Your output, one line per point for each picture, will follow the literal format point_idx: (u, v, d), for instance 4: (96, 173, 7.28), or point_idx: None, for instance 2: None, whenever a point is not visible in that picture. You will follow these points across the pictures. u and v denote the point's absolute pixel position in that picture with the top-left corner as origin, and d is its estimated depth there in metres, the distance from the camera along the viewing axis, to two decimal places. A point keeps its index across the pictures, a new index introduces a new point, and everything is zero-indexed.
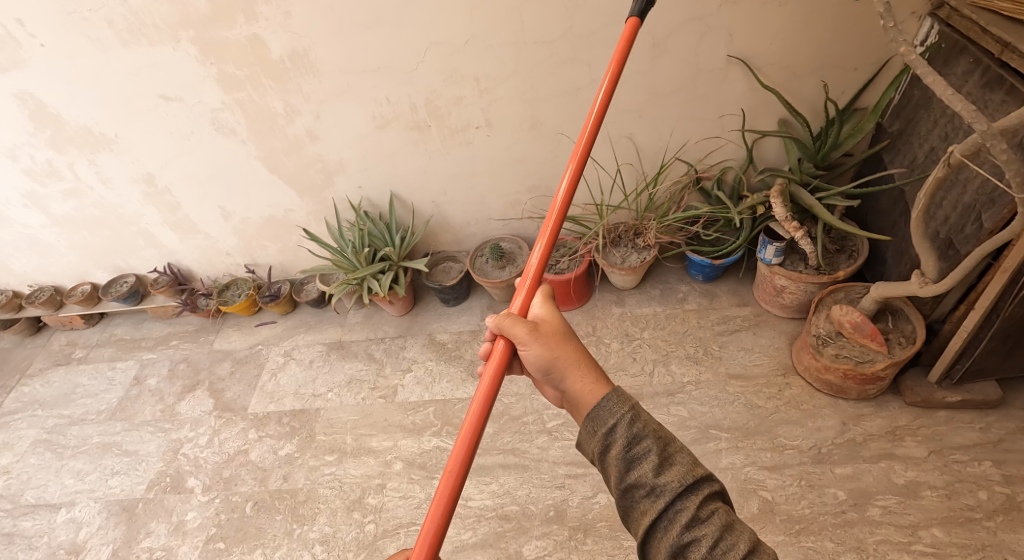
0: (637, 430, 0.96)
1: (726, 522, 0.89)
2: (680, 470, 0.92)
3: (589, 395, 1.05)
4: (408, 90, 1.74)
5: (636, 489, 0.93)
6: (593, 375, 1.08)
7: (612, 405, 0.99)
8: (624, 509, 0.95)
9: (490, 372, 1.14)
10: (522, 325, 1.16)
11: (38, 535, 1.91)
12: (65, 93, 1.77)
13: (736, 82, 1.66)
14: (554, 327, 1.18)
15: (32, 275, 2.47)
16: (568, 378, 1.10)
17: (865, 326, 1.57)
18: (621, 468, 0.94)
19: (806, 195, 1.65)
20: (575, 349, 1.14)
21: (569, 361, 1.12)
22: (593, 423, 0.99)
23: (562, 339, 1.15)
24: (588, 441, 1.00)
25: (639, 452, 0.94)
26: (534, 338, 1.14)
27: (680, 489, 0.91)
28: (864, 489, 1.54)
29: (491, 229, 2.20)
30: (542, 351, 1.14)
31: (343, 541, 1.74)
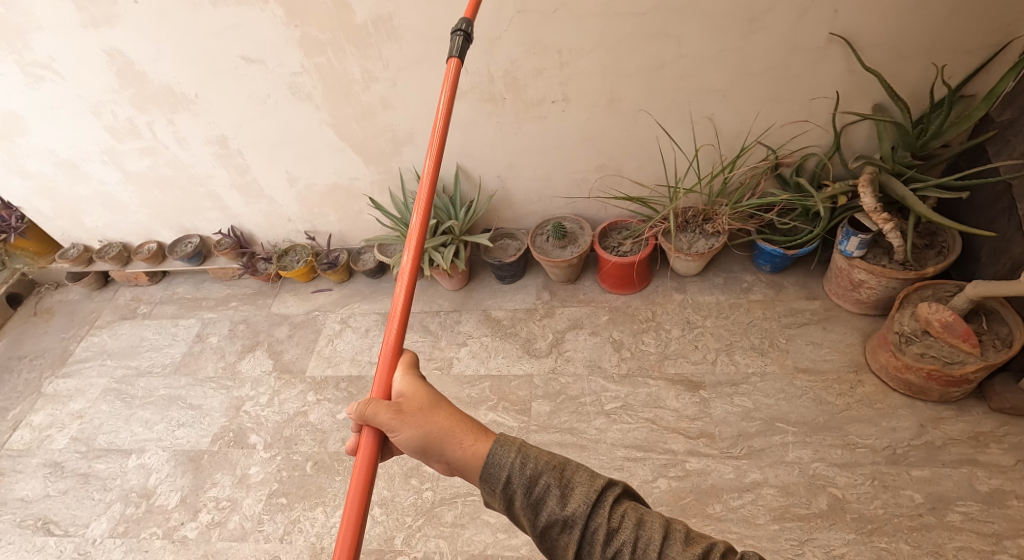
0: (531, 472, 0.96)
1: (638, 520, 0.93)
2: (582, 491, 0.95)
3: (477, 458, 1.02)
4: (487, 59, 1.72)
5: (552, 526, 0.95)
6: (474, 437, 1.04)
7: (501, 462, 0.98)
8: (548, 547, 0.97)
9: (362, 473, 1.06)
10: (386, 409, 1.09)
11: (110, 477, 1.99)
12: (151, 51, 1.79)
13: (834, 63, 1.59)
14: (420, 399, 1.11)
15: (102, 230, 2.55)
16: (450, 448, 1.05)
17: (957, 326, 1.50)
18: (531, 513, 0.95)
19: (901, 186, 1.58)
20: (448, 416, 1.09)
21: (444, 432, 1.07)
22: (489, 484, 0.98)
23: (432, 410, 1.10)
24: (491, 498, 0.99)
25: (541, 492, 0.95)
26: (401, 421, 1.08)
27: (589, 509, 0.94)
28: (944, 495, 1.49)
29: (553, 207, 2.16)
30: (413, 432, 1.08)
31: (402, 506, 1.75)
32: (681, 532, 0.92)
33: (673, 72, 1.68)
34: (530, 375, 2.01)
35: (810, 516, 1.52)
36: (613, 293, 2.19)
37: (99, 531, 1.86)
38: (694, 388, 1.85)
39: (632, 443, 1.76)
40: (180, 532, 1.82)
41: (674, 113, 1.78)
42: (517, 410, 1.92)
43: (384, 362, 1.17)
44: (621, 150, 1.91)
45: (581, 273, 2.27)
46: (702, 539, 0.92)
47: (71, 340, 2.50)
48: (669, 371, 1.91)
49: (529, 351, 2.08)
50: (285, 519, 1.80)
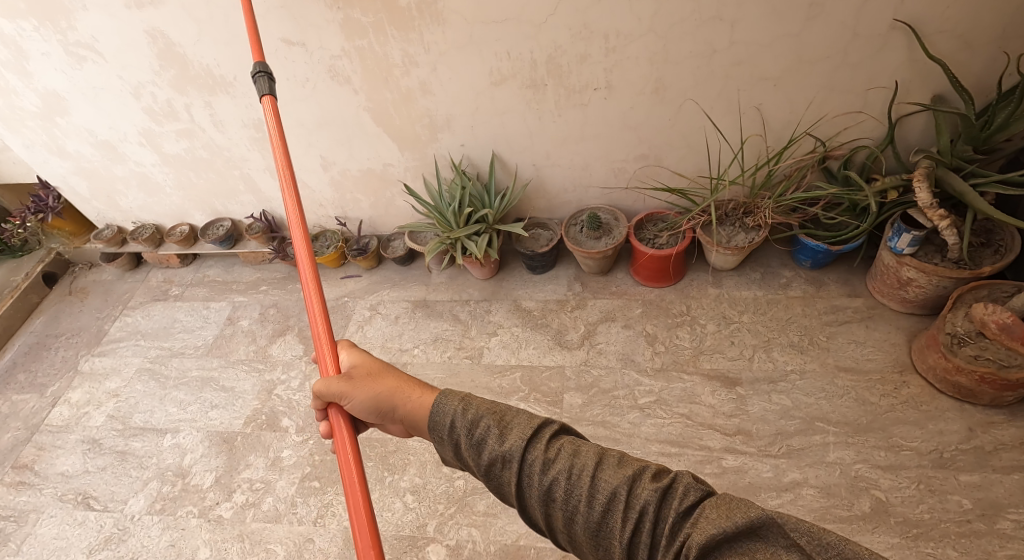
0: (472, 416, 1.00)
1: (572, 450, 0.95)
2: (520, 429, 0.98)
3: (422, 409, 1.12)
4: (532, 44, 1.68)
5: (494, 464, 0.97)
6: (417, 393, 1.15)
7: (439, 409, 1.03)
8: (496, 488, 0.98)
9: (345, 446, 1.19)
10: (337, 383, 1.21)
11: (147, 455, 2.02)
12: (193, 31, 1.78)
13: (895, 51, 1.55)
14: (368, 368, 1.24)
15: (137, 212, 2.57)
16: (400, 406, 1.16)
17: (1016, 329, 1.45)
18: (474, 453, 0.98)
19: (958, 181, 1.56)
20: (393, 378, 1.20)
21: (392, 390, 1.18)
22: (438, 435, 1.03)
23: (378, 375, 1.22)
24: (444, 449, 1.04)
25: (482, 432, 0.99)
26: (356, 388, 1.20)
27: (525, 442, 0.96)
28: (995, 501, 1.44)
29: (589, 197, 2.13)
30: (367, 395, 1.19)
31: (434, 493, 1.75)
32: (615, 457, 0.94)
33: (724, 59, 1.63)
34: (562, 367, 1.99)
35: (852, 518, 1.48)
36: (646, 285, 2.15)
37: (137, 508, 1.89)
38: (731, 384, 1.82)
39: (667, 438, 1.74)
40: (216, 512, 1.84)
41: (722, 102, 1.73)
42: (549, 402, 1.90)
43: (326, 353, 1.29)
44: (664, 140, 1.87)
45: (613, 264, 2.24)
46: (636, 464, 0.93)
47: (106, 320, 2.53)
48: (705, 366, 1.88)
49: (561, 342, 2.06)
50: (318, 502, 1.80)
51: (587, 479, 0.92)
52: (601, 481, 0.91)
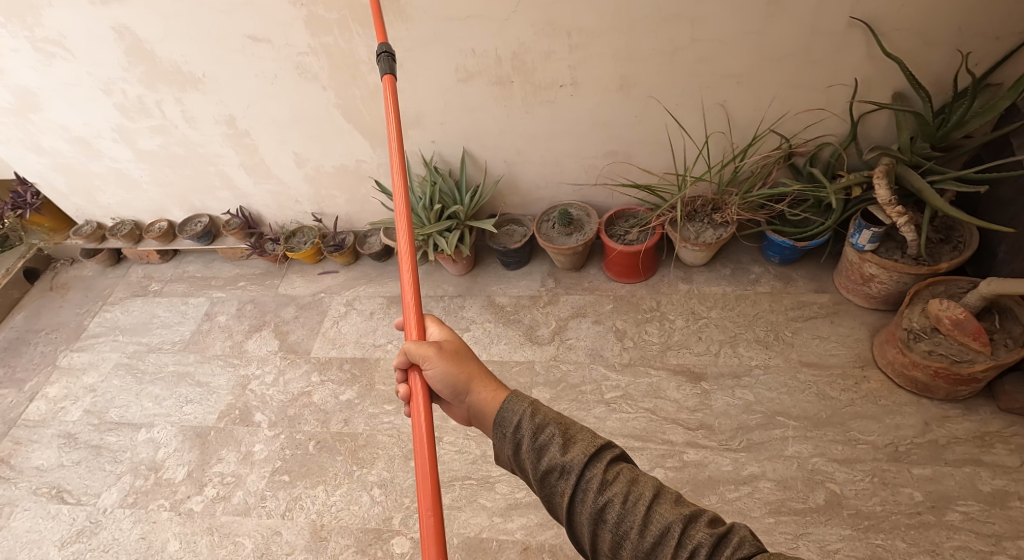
0: (539, 422, 1.00)
1: (631, 476, 0.94)
2: (583, 444, 0.97)
3: (495, 403, 1.14)
4: (496, 41, 1.68)
5: (551, 473, 0.96)
6: (493, 386, 1.17)
7: (511, 408, 1.03)
8: (546, 497, 0.98)
9: (422, 411, 1.14)
10: (428, 347, 1.19)
11: (121, 450, 2.04)
12: (160, 27, 1.78)
13: (855, 48, 1.54)
14: (454, 345, 1.24)
15: (115, 208, 2.58)
16: (473, 393, 1.17)
17: (968, 325, 1.46)
18: (534, 458, 0.98)
19: (917, 177, 1.56)
20: (476, 364, 1.22)
21: (471, 378, 1.18)
22: (502, 431, 1.03)
23: (463, 356, 1.22)
24: (502, 445, 1.03)
25: (546, 439, 0.99)
26: (442, 359, 1.19)
27: (586, 458, 0.95)
28: (945, 494, 1.45)
29: (561, 194, 2.13)
30: (450, 371, 1.18)
31: (400, 487, 1.78)
32: (675, 496, 0.92)
33: (688, 57, 1.63)
34: (531, 362, 2.01)
35: (806, 510, 1.50)
36: (618, 281, 2.17)
37: (109, 502, 1.91)
38: (696, 379, 1.84)
39: (630, 432, 1.76)
40: (187, 505, 1.86)
41: (686, 99, 1.74)
42: None
43: (413, 322, 1.26)
44: (631, 137, 1.87)
45: (587, 260, 2.25)
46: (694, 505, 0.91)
47: (85, 315, 2.55)
48: (671, 361, 1.90)
49: (531, 338, 2.08)
50: (287, 496, 1.82)
51: (643, 508, 0.90)
52: (656, 512, 0.90)
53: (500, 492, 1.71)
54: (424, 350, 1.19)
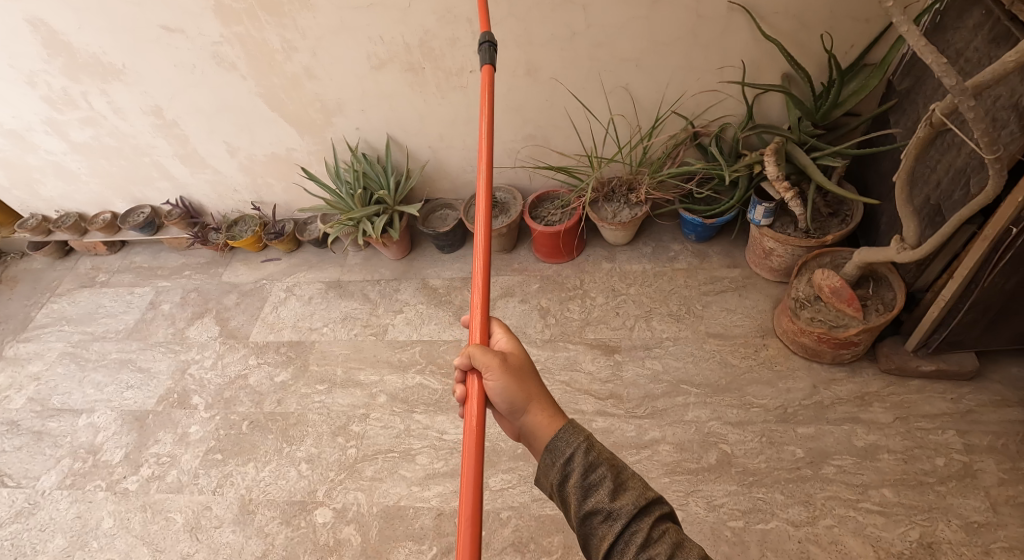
0: (592, 459, 0.93)
1: (680, 539, 0.86)
2: (633, 493, 0.90)
3: (548, 430, 1.02)
4: (403, 28, 1.75)
5: (595, 515, 0.90)
6: (550, 412, 1.05)
7: (565, 440, 0.96)
8: (583, 538, 0.92)
9: (474, 417, 1.04)
10: (492, 357, 1.08)
11: (62, 434, 2.10)
12: (73, 19, 1.83)
13: (739, 31, 1.63)
14: (517, 361, 1.13)
15: (59, 201, 2.61)
16: (528, 415, 1.06)
17: (843, 292, 1.56)
18: (579, 496, 0.91)
19: (802, 155, 1.64)
20: (537, 385, 1.10)
21: (529, 399, 1.07)
22: (551, 457, 0.96)
23: (526, 374, 1.11)
24: (547, 474, 0.96)
25: (598, 480, 0.91)
26: (503, 371, 1.08)
27: (636, 510, 0.88)
28: (823, 449, 1.55)
29: (487, 177, 2.19)
30: (509, 385, 1.07)
31: (327, 461, 1.85)
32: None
33: (585, 41, 1.71)
34: (459, 341, 2.07)
35: (699, 470, 1.59)
36: (546, 262, 2.21)
37: (49, 483, 1.97)
38: (611, 351, 1.90)
39: None
40: (123, 485, 1.92)
41: (591, 83, 1.82)
42: (443, 373, 1.99)
43: (479, 324, 1.14)
44: (544, 120, 1.94)
45: (517, 242, 2.30)
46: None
47: (33, 307, 2.59)
48: (589, 336, 1.96)
49: (460, 318, 2.13)
50: (218, 473, 1.90)
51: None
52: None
53: (420, 463, 1.80)
54: (488, 358, 1.08)
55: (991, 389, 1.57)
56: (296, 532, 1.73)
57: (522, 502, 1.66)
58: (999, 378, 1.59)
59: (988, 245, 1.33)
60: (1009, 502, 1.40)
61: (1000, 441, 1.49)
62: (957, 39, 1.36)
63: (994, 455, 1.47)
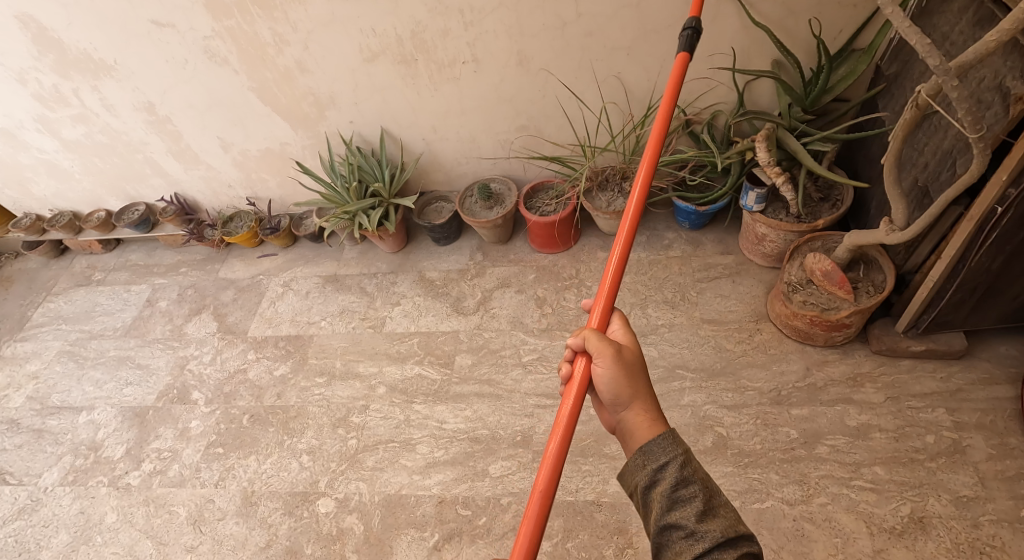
0: (685, 477, 0.91)
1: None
2: (722, 522, 0.87)
3: (645, 433, 1.01)
4: (394, 20, 1.76)
5: (675, 528, 0.88)
6: (652, 414, 1.04)
7: (661, 447, 0.95)
8: (657, 548, 0.90)
9: (573, 399, 1.10)
10: (606, 344, 1.10)
11: (63, 432, 2.11)
12: (62, 16, 1.83)
13: (729, 18, 1.65)
14: (631, 354, 1.13)
15: (52, 199, 2.60)
16: (629, 411, 1.07)
17: (834, 275, 1.60)
18: (663, 505, 0.90)
19: (792, 140, 1.66)
20: (646, 384, 1.09)
21: (635, 397, 1.07)
22: (644, 460, 0.95)
23: (637, 371, 1.10)
24: (634, 476, 0.95)
25: (688, 497, 0.90)
26: (614, 363, 1.08)
27: (721, 539, 0.85)
28: (817, 430, 1.58)
29: (481, 169, 2.21)
30: (617, 377, 1.08)
31: (328, 452, 1.87)
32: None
33: (576, 31, 1.72)
34: (456, 331, 2.08)
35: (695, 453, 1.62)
36: (541, 252, 2.23)
37: (51, 481, 1.98)
38: None
39: (543, 392, 1.86)
40: (125, 480, 1.94)
41: (583, 72, 1.83)
42: (441, 363, 2.01)
43: (601, 311, 1.20)
44: (538, 110, 1.95)
45: (513, 233, 2.31)
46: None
47: (30, 306, 2.59)
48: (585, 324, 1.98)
49: (458, 309, 2.14)
50: (220, 466, 1.91)
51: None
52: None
53: (420, 452, 1.82)
54: (600, 344, 1.10)
55: (980, 367, 1.60)
56: (299, 522, 1.75)
57: (522, 488, 1.69)
58: (988, 356, 1.62)
59: (975, 225, 1.35)
60: (998, 476, 1.43)
61: (988, 418, 1.52)
62: (942, 23, 1.39)
63: (982, 431, 1.50)
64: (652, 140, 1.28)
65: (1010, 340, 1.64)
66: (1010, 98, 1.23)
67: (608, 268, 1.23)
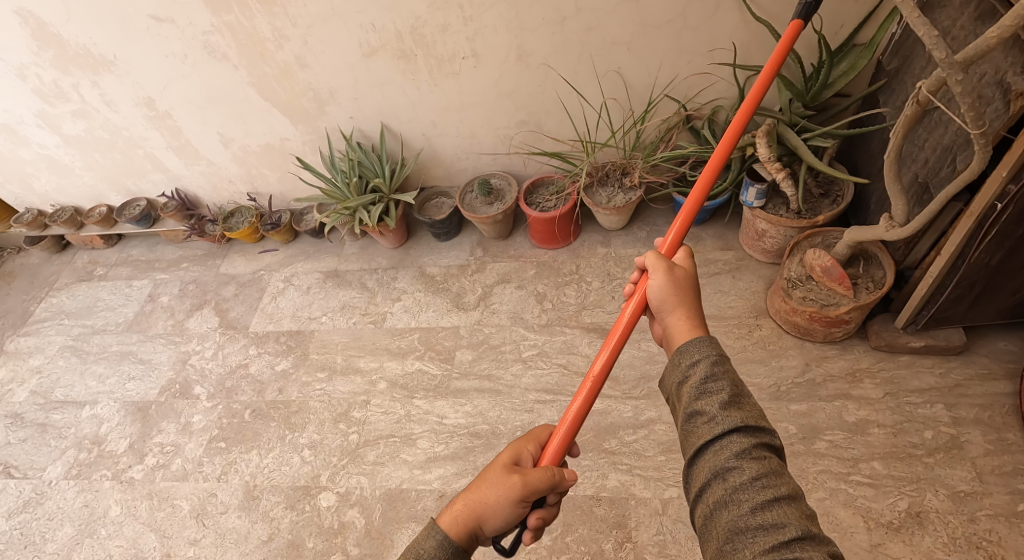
0: (716, 371, 0.92)
1: (774, 468, 0.84)
2: (745, 412, 0.88)
3: (683, 337, 1.05)
4: (393, 15, 1.75)
5: (699, 415, 0.90)
6: (692, 323, 1.06)
7: (696, 346, 0.96)
8: (683, 431, 0.92)
9: (629, 312, 1.17)
10: (661, 261, 1.14)
11: (66, 426, 2.13)
12: (61, 11, 1.83)
13: (729, 13, 1.65)
14: (687, 273, 1.15)
15: (53, 195, 2.61)
16: (670, 319, 1.10)
17: (834, 271, 1.60)
18: (692, 394, 0.92)
19: (794, 136, 1.65)
20: (696, 299, 1.11)
21: (681, 308, 1.10)
22: (678, 359, 0.97)
23: (691, 287, 1.13)
24: (670, 372, 0.98)
25: (714, 389, 0.91)
26: (666, 279, 1.12)
27: (742, 424, 0.87)
28: (815, 425, 1.59)
29: (481, 164, 2.21)
30: (667, 291, 1.11)
31: (329, 447, 1.88)
32: (798, 538, 0.77)
33: (576, 26, 1.72)
34: (457, 327, 2.08)
35: None
36: (542, 248, 2.23)
37: (55, 474, 2.00)
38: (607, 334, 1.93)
39: (543, 387, 1.87)
40: (128, 474, 1.95)
41: (583, 67, 1.83)
42: (441, 359, 2.01)
43: (672, 240, 1.23)
44: (537, 105, 1.95)
45: (513, 229, 2.31)
46: (808, 552, 0.76)
47: (32, 301, 2.60)
48: (585, 320, 1.99)
49: (458, 304, 2.15)
50: (222, 460, 1.92)
51: (769, 496, 0.81)
52: (782, 539, 0.78)
53: (421, 447, 1.83)
54: (655, 261, 1.14)
55: (978, 362, 1.60)
56: (301, 516, 1.76)
57: None
58: (986, 352, 1.62)
59: (975, 221, 1.35)
60: (995, 471, 1.44)
61: (986, 413, 1.52)
62: (943, 18, 1.39)
63: (980, 426, 1.51)
64: (749, 99, 1.28)
65: (1008, 336, 1.64)
66: (1010, 94, 1.23)
67: (686, 205, 1.27)
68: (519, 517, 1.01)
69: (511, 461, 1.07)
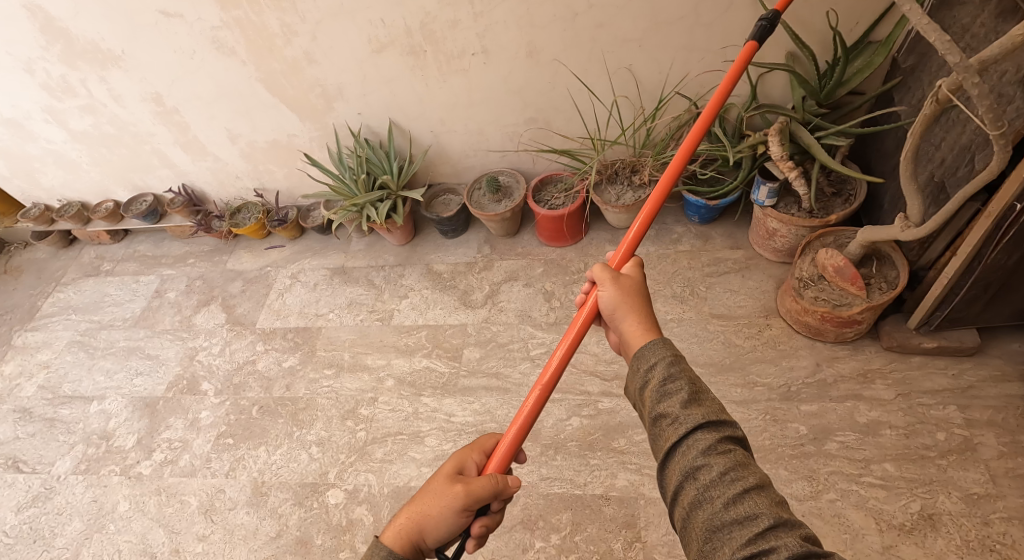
0: (672, 371, 0.92)
1: (742, 461, 0.83)
2: (705, 407, 0.88)
3: (637, 341, 1.03)
4: (403, 11, 1.74)
5: (664, 417, 0.89)
6: (645, 327, 1.05)
7: (652, 351, 0.96)
8: (653, 437, 0.92)
9: (580, 322, 1.17)
10: (606, 271, 1.13)
11: (74, 421, 2.13)
12: (69, 6, 1.82)
13: (743, 10, 1.63)
14: (637, 281, 1.14)
15: (60, 190, 2.61)
16: (623, 326, 1.08)
17: (847, 271, 1.59)
18: (654, 399, 0.91)
19: (807, 134, 1.64)
20: (647, 304, 1.10)
21: (632, 313, 1.08)
22: (637, 365, 0.97)
23: (641, 293, 1.12)
24: (631, 379, 0.97)
25: (674, 389, 0.90)
26: (612, 289, 1.12)
27: (702, 421, 0.86)
28: (826, 426, 1.58)
29: (490, 161, 2.20)
30: (614, 301, 1.11)
31: (337, 444, 1.88)
32: (773, 526, 0.77)
33: (587, 22, 1.71)
34: (464, 325, 2.08)
35: None
36: (550, 246, 2.22)
37: (64, 469, 2.00)
38: None
39: None
40: (136, 469, 1.96)
41: (594, 64, 1.81)
42: (449, 357, 2.01)
43: (622, 252, 1.22)
44: (547, 102, 1.94)
45: (521, 227, 2.30)
46: (783, 539, 0.76)
47: (39, 296, 2.60)
48: None
49: (465, 302, 2.14)
50: (230, 457, 1.92)
51: (739, 489, 0.80)
52: (757, 530, 0.77)
53: (429, 445, 1.83)
54: (601, 272, 1.14)
55: (991, 364, 1.59)
56: (309, 513, 1.76)
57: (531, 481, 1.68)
58: (999, 353, 1.61)
59: (993, 221, 1.34)
60: (1008, 474, 1.43)
61: (999, 415, 1.51)
62: (963, 16, 1.37)
63: (994, 428, 1.50)
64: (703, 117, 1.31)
65: (1022, 337, 1.63)
66: None
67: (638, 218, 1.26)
68: (463, 525, 1.02)
69: (453, 470, 1.08)
